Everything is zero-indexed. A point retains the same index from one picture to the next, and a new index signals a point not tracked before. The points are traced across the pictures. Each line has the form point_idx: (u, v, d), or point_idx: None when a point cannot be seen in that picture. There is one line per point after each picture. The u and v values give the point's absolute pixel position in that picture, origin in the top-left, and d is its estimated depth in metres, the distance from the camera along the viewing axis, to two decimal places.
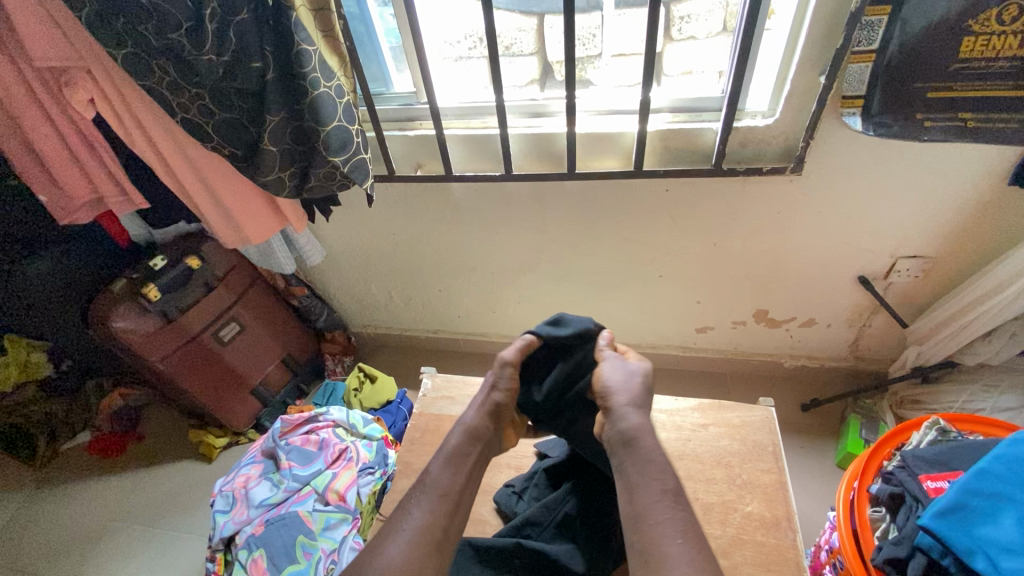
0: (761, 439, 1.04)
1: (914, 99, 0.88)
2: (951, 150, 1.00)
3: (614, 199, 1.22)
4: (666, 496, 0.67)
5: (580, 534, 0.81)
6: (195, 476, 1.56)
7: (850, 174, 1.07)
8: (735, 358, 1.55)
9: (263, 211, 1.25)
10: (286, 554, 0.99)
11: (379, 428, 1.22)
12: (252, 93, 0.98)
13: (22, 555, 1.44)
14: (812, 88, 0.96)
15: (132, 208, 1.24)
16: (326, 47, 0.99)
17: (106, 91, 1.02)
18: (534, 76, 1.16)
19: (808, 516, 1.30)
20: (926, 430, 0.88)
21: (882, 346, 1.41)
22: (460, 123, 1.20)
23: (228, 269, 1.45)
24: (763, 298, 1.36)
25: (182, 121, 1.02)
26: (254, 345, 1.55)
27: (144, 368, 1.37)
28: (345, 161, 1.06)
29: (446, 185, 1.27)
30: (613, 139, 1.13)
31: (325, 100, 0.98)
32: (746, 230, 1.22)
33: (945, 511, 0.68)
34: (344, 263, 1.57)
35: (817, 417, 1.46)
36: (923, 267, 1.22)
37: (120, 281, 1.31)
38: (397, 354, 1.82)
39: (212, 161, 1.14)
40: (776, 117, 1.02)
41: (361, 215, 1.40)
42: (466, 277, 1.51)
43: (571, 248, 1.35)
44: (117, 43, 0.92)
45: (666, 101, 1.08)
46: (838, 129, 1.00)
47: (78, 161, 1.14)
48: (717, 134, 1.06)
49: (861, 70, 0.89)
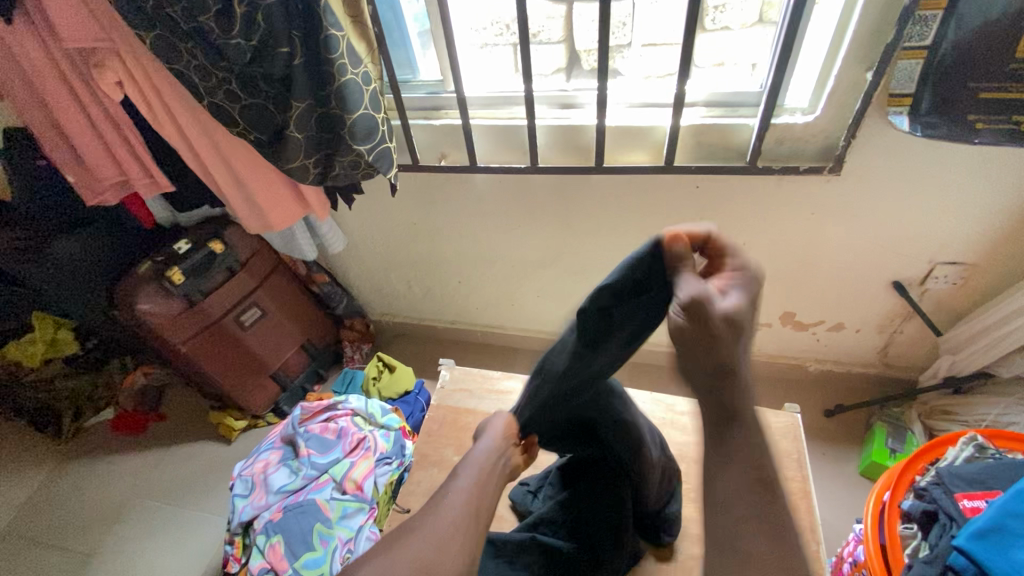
0: (786, 446, 1.01)
1: (967, 99, 0.84)
2: (1001, 153, 0.95)
3: (641, 195, 1.19)
4: None
5: (587, 532, 0.79)
6: (214, 457, 1.59)
7: (891, 176, 1.03)
8: (759, 360, 1.52)
9: (286, 197, 1.25)
10: (303, 541, 0.99)
11: (397, 418, 1.21)
12: (279, 80, 0.97)
13: (48, 527, 1.48)
14: (857, 84, 0.92)
15: (157, 190, 1.25)
16: (354, 33, 0.98)
17: (134, 73, 1.02)
18: (561, 66, 1.14)
19: (828, 524, 1.27)
20: (962, 446, 0.84)
21: (912, 353, 1.37)
22: (486, 113, 1.18)
23: (251, 254, 1.46)
24: (791, 300, 1.33)
25: (209, 106, 1.02)
26: (274, 330, 1.56)
27: (168, 350, 1.39)
28: (370, 150, 1.05)
29: (469, 176, 1.26)
30: (643, 133, 1.09)
31: (352, 87, 0.97)
32: (777, 230, 1.18)
33: (980, 532, 0.66)
34: (364, 251, 1.57)
35: (841, 424, 1.43)
36: (963, 274, 1.17)
37: (144, 263, 1.32)
38: (414, 343, 1.82)
39: (237, 146, 1.13)
40: (816, 114, 0.98)
41: (382, 203, 1.39)
42: (486, 268, 1.50)
43: (594, 244, 1.33)
44: (147, 26, 0.91)
45: (701, 95, 1.04)
46: (882, 128, 0.96)
47: (106, 144, 1.15)
48: (753, 131, 1.02)
49: (910, 67, 0.85)
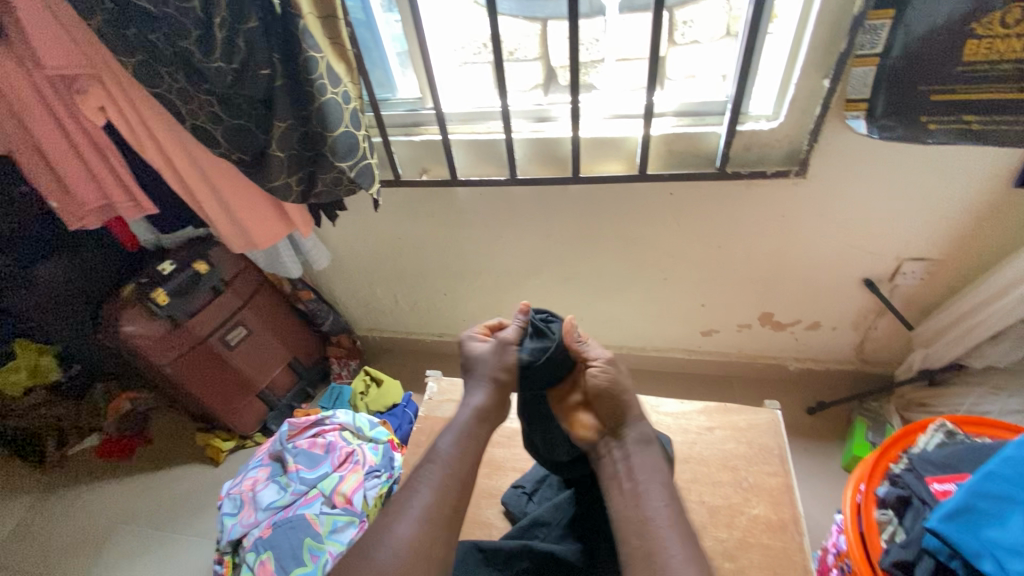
0: (767, 442, 1.04)
1: (918, 102, 0.88)
2: (953, 152, 1.00)
3: (618, 203, 1.22)
4: None
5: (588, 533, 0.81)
6: (202, 479, 1.57)
7: (853, 177, 1.08)
8: (741, 361, 1.55)
9: (269, 216, 1.27)
10: (293, 556, 0.98)
11: (385, 431, 1.21)
12: (261, 100, 0.99)
13: (30, 558, 1.45)
14: (815, 92, 0.97)
15: (140, 213, 1.25)
16: (334, 54, 1.00)
17: (116, 98, 1.04)
18: (538, 82, 1.16)
19: (815, 520, 1.29)
20: (932, 433, 0.87)
21: (887, 348, 1.41)
22: (465, 128, 1.21)
23: (235, 273, 1.46)
24: (768, 301, 1.37)
25: (191, 128, 1.04)
26: (260, 349, 1.56)
27: (153, 372, 1.39)
28: (351, 166, 1.08)
29: (451, 190, 1.28)
30: (616, 144, 1.14)
31: (332, 106, 1.00)
32: (750, 233, 1.22)
33: (952, 513, 0.68)
34: (349, 268, 1.58)
35: (823, 421, 1.46)
36: (929, 269, 1.21)
37: (129, 284, 1.32)
38: (403, 358, 1.83)
39: (220, 166, 1.15)
40: (779, 120, 1.03)
41: (366, 220, 1.41)
42: (471, 280, 1.52)
43: (575, 252, 1.36)
44: (129, 51, 0.93)
45: (671, 106, 1.09)
46: (841, 133, 1.01)
47: (88, 168, 1.16)
48: (721, 138, 1.06)
49: (864, 74, 0.89)
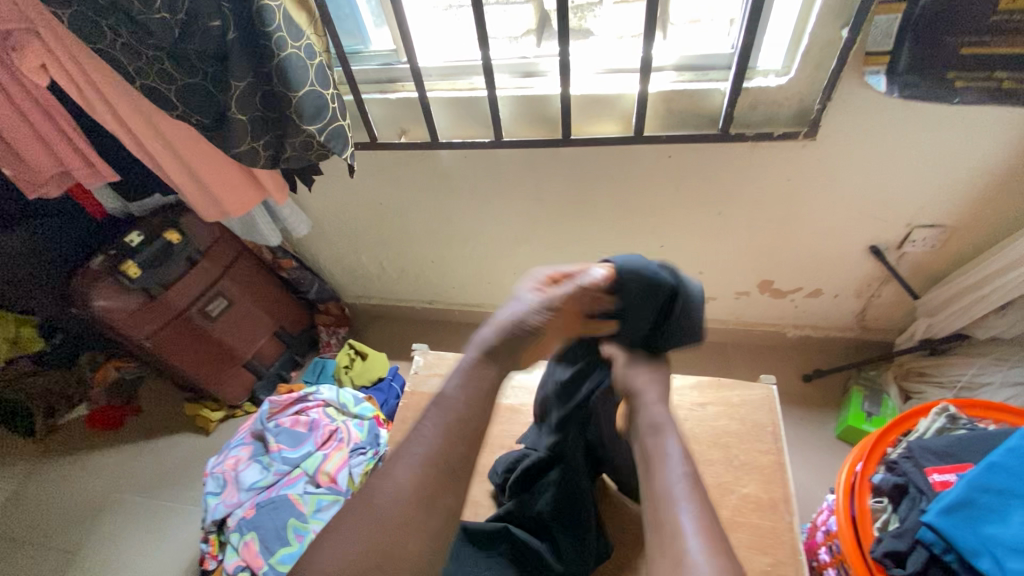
0: (761, 419, 1.01)
1: (944, 56, 0.79)
2: (980, 111, 0.91)
3: (613, 166, 1.14)
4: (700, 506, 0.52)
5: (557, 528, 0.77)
6: (192, 449, 1.57)
7: (866, 138, 0.99)
8: (737, 328, 1.51)
9: (239, 182, 1.18)
10: (276, 537, 0.98)
11: (371, 407, 1.19)
12: (214, 56, 0.90)
13: (28, 526, 1.47)
14: (832, 43, 0.87)
15: (101, 180, 1.17)
16: (292, 3, 0.90)
17: (59, 57, 0.94)
18: (530, 27, 1.04)
19: (805, 488, 1.29)
20: (934, 417, 0.83)
21: (889, 316, 1.36)
22: (446, 84, 1.10)
23: (211, 242, 1.39)
24: (768, 268, 1.31)
25: (142, 88, 0.94)
26: (243, 319, 1.51)
27: (133, 345, 1.35)
28: (321, 130, 0.98)
29: (433, 152, 1.19)
30: (611, 102, 1.04)
31: (293, 63, 0.90)
32: (753, 198, 1.15)
33: (951, 507, 0.65)
34: (332, 235, 1.51)
35: (819, 388, 1.43)
36: (941, 236, 1.14)
37: (97, 257, 1.26)
38: (392, 325, 1.79)
39: (181, 130, 1.06)
40: (790, 75, 0.93)
41: (345, 184, 1.33)
42: (459, 247, 1.45)
43: (566, 218, 1.29)
44: (62, 2, 0.84)
45: (671, 59, 0.98)
46: (856, 89, 0.91)
47: (38, 134, 1.07)
48: (725, 95, 0.97)
49: (887, 23, 0.79)
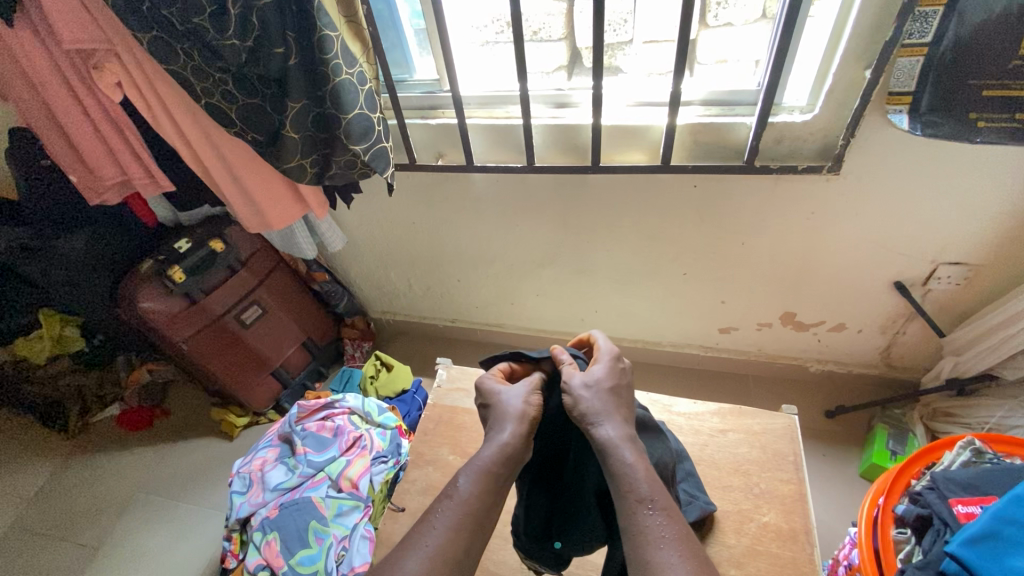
0: (782, 447, 1.01)
1: (965, 97, 0.82)
2: (1004, 152, 0.93)
3: (640, 194, 1.18)
4: (643, 506, 0.60)
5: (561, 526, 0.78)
6: (216, 453, 1.61)
7: (889, 175, 1.01)
8: (758, 361, 1.51)
9: (284, 195, 1.25)
10: (298, 538, 1.01)
11: (394, 417, 1.23)
12: (275, 80, 0.97)
13: (54, 520, 1.50)
14: (856, 82, 0.90)
15: (157, 189, 1.26)
16: (349, 34, 0.98)
17: (134, 77, 1.03)
18: (562, 63, 1.10)
19: (826, 525, 1.26)
20: (959, 450, 0.82)
21: (914, 355, 1.36)
22: (483, 113, 1.17)
23: (251, 253, 1.47)
24: (792, 300, 1.32)
25: (206, 106, 1.03)
26: (274, 328, 1.57)
27: (170, 348, 1.40)
28: (366, 150, 1.05)
29: (468, 175, 1.25)
30: (639, 132, 1.08)
31: (347, 87, 0.97)
32: (776, 231, 1.17)
33: (973, 539, 0.65)
34: (364, 251, 1.57)
35: (842, 425, 1.42)
36: (966, 275, 1.15)
37: (146, 261, 1.33)
38: (415, 342, 1.83)
39: (236, 146, 1.14)
40: (815, 112, 0.97)
41: (381, 203, 1.40)
42: (486, 268, 1.50)
43: (592, 243, 1.33)
44: (143, 26, 0.92)
45: (698, 94, 1.03)
46: (880, 127, 0.95)
47: (106, 145, 1.16)
48: (750, 130, 1.01)
49: (910, 65, 0.83)
